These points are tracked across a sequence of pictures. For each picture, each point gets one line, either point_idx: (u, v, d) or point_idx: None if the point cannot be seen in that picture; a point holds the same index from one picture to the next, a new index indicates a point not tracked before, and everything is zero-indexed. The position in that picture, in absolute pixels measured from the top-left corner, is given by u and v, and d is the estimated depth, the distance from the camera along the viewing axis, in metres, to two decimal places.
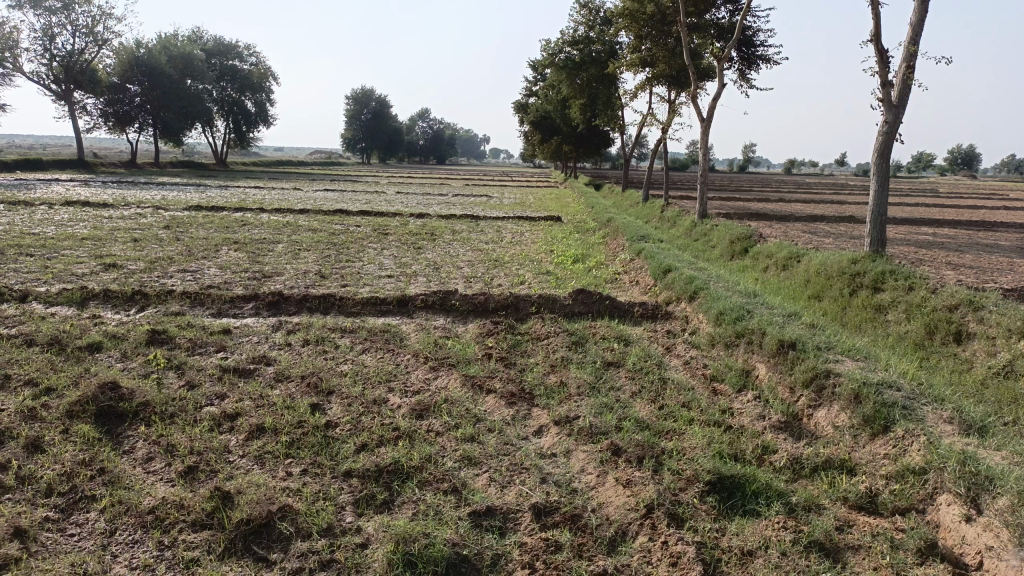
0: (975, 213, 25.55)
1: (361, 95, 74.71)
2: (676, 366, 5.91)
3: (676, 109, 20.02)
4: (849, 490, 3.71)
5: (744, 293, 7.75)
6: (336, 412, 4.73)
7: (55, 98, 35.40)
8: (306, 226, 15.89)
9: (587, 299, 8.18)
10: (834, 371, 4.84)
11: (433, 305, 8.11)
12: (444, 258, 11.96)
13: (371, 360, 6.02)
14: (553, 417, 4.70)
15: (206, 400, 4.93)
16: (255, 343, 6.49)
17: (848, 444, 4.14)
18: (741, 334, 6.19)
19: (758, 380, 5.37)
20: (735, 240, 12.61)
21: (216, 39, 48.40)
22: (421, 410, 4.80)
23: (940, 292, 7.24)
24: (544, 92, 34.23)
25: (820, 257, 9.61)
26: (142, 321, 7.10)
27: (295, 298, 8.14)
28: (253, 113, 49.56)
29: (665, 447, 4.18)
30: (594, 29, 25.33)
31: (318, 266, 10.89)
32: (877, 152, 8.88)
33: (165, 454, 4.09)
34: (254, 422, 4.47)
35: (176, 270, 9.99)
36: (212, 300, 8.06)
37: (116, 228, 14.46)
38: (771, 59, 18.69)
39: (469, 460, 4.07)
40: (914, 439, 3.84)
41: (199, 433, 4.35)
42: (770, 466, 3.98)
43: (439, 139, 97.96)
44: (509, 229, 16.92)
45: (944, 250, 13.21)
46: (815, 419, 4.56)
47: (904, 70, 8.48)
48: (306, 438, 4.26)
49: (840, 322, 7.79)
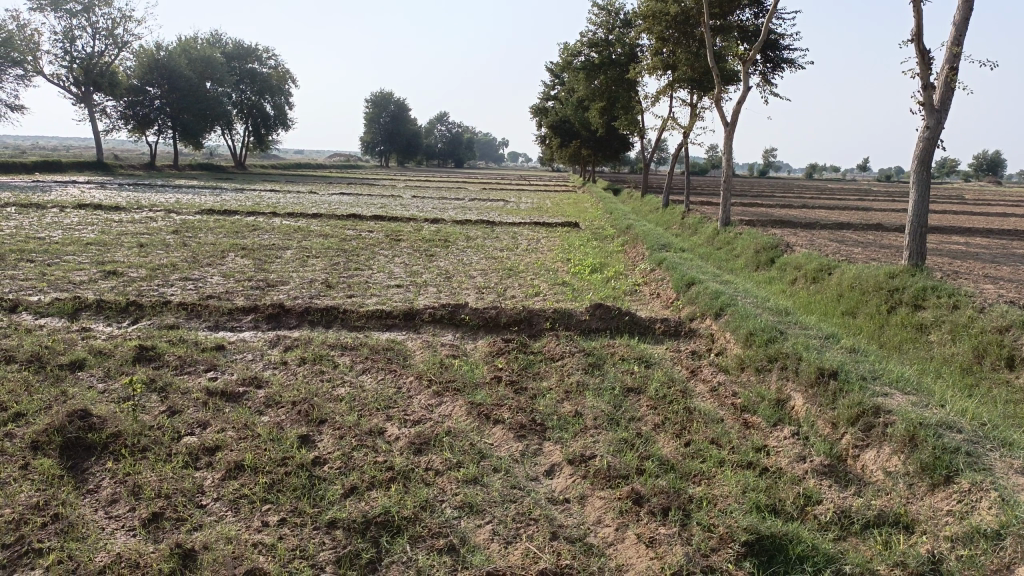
0: (1006, 221, 24.80)
1: (380, 98, 74.85)
2: (702, 393, 5.41)
3: (698, 113, 19.49)
4: (907, 553, 3.18)
5: (774, 311, 7.23)
6: (327, 446, 4.27)
7: (76, 101, 35.44)
8: (317, 231, 15.51)
9: (604, 314, 7.67)
10: (883, 407, 4.31)
11: (441, 319, 7.64)
12: (456, 267, 11.52)
13: (371, 383, 5.56)
14: (567, 454, 4.22)
15: (186, 429, 4.50)
16: (249, 361, 6.05)
17: (902, 495, 3.62)
18: (773, 358, 5.68)
19: (795, 411, 4.85)
20: (761, 250, 12.06)
21: (236, 42, 48.26)
22: (420, 444, 4.34)
23: (988, 312, 6.70)
24: (565, 95, 33.78)
25: (854, 270, 9.06)
26: (133, 335, 6.71)
27: (296, 310, 7.70)
28: (272, 116, 49.42)
29: (693, 495, 3.69)
30: (614, 32, 24.88)
31: (325, 274, 10.47)
32: (917, 159, 8.33)
33: (130, 495, 3.66)
34: (233, 458, 4.03)
35: (178, 278, 9.62)
36: (209, 312, 7.65)
37: (123, 232, 14.16)
38: (796, 63, 18.10)
39: (471, 508, 3.59)
40: (984, 495, 3.32)
41: (171, 471, 3.91)
42: (814, 521, 3.48)
43: (458, 142, 97.74)
44: (525, 235, 16.48)
45: (981, 262, 12.59)
46: (862, 461, 4.04)
47: (947, 72, 7.91)
48: (289, 479, 3.80)
49: (878, 341, 7.26)
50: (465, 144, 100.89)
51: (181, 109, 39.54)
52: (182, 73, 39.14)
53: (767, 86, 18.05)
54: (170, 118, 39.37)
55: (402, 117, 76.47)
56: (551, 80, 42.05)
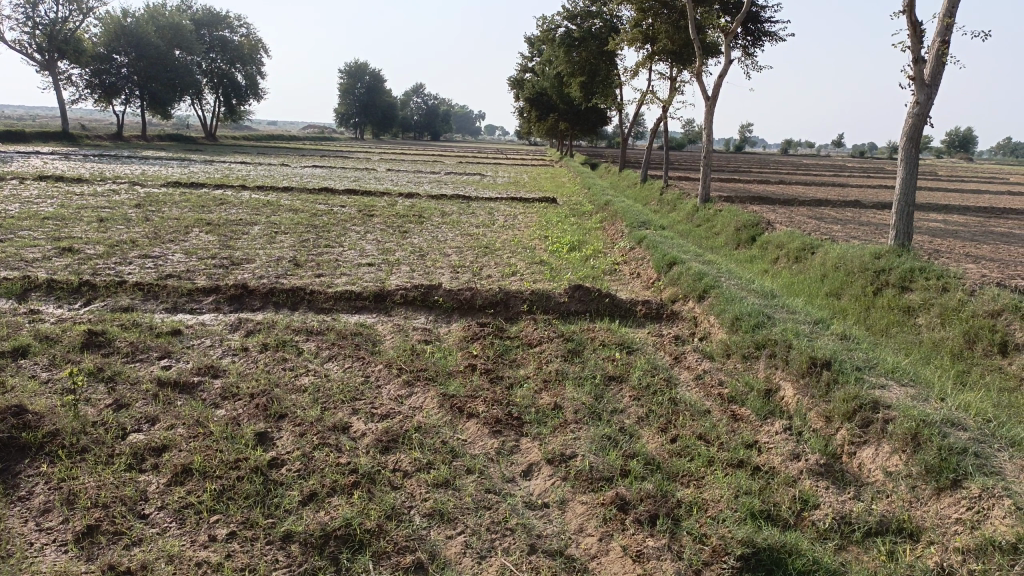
0: (980, 197, 24.92)
1: (354, 69, 73.42)
2: (687, 383, 5.14)
3: (678, 87, 19.15)
4: (914, 567, 2.94)
5: (760, 293, 6.99)
6: (285, 445, 3.94)
7: (40, 68, 34.15)
8: (286, 206, 15.02)
9: (584, 296, 7.37)
10: (882, 402, 4.06)
11: (414, 301, 7.29)
12: (431, 244, 11.16)
13: (337, 372, 5.21)
14: (545, 453, 3.93)
15: (132, 425, 4.14)
16: (207, 347, 5.67)
17: (905, 499, 3.38)
18: (761, 345, 5.42)
19: (786, 402, 4.59)
20: (742, 227, 11.82)
21: (206, 9, 46.79)
22: (387, 441, 4.02)
23: (979, 295, 6.48)
24: (542, 68, 33.23)
25: (838, 249, 8.84)
26: (83, 319, 6.28)
27: (260, 291, 7.31)
28: (243, 86, 48.22)
29: (682, 500, 3.43)
30: (596, 3, 24.35)
31: (293, 251, 10.05)
32: (906, 136, 8.07)
33: (65, 504, 3.31)
34: (182, 460, 3.69)
35: (137, 256, 9.15)
36: (168, 293, 7.23)
37: (83, 206, 13.55)
38: (778, 36, 17.79)
39: (441, 516, 3.29)
40: (996, 502, 3.07)
41: (112, 475, 3.56)
42: (813, 529, 3.23)
43: (434, 114, 96.51)
44: (501, 211, 16.11)
45: (960, 240, 12.46)
46: (859, 459, 3.79)
47: (939, 45, 7.64)
48: (242, 485, 3.47)
49: (864, 323, 7.04)
50: (441, 116, 99.70)
51: (150, 77, 38.34)
52: (150, 40, 37.82)
53: (748, 60, 17.73)
54: (138, 87, 38.17)
55: (377, 88, 75.25)
56: (529, 51, 41.38)
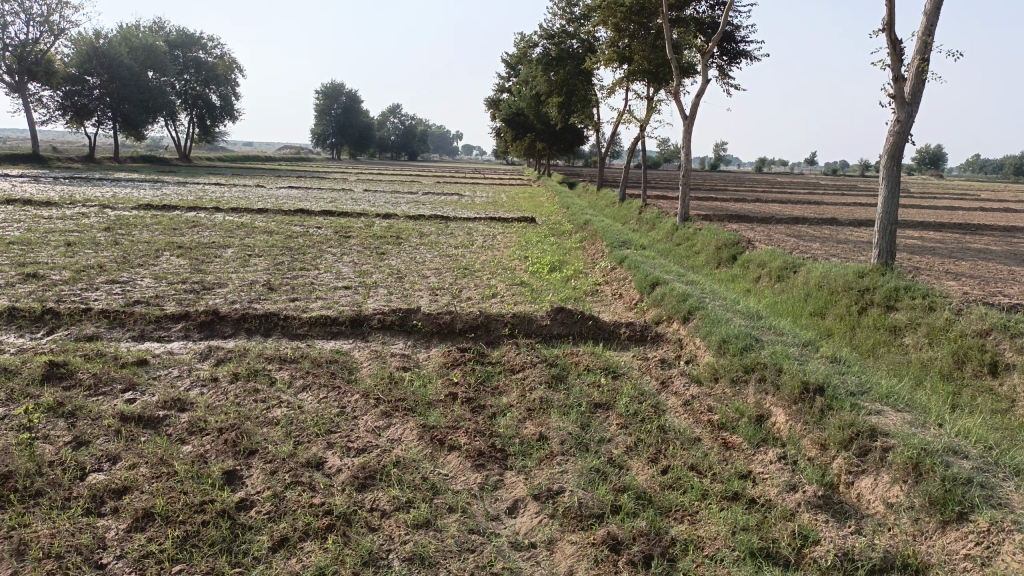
0: (954, 214, 25.21)
1: (331, 89, 73.29)
2: (675, 409, 4.97)
3: (654, 106, 19.20)
4: None
5: (745, 314, 6.87)
6: (255, 484, 3.71)
7: (10, 90, 33.61)
8: (261, 227, 14.78)
9: (566, 319, 7.19)
10: (879, 430, 3.92)
11: (391, 325, 7.08)
12: (408, 266, 10.95)
13: (311, 403, 4.98)
14: (532, 488, 3.73)
15: (92, 465, 3.89)
16: (175, 378, 5.42)
17: (908, 533, 3.23)
18: (750, 368, 5.28)
19: (778, 429, 4.45)
20: (722, 246, 11.76)
21: (180, 29, 46.46)
22: (364, 478, 3.81)
23: (965, 314, 6.40)
24: (519, 89, 33.29)
25: (820, 268, 8.77)
26: (45, 348, 6.00)
27: (232, 317, 7.06)
28: (218, 107, 47.88)
29: (677, 538, 3.27)
30: (573, 23, 24.44)
31: (267, 275, 9.81)
32: (888, 154, 8.03)
33: (14, 555, 3.05)
34: (145, 503, 3.45)
35: (105, 282, 8.85)
36: (135, 320, 6.96)
37: (51, 229, 13.21)
38: (753, 55, 17.90)
39: (421, 561, 3.09)
40: (1008, 537, 2.93)
41: (68, 521, 3.32)
42: (814, 567, 3.06)
43: (411, 134, 96.58)
44: (480, 231, 15.96)
45: (939, 257, 12.51)
46: (858, 490, 3.64)
47: (918, 63, 7.63)
48: (208, 532, 3.24)
49: (851, 343, 6.93)
50: (419, 137, 99.75)
51: (123, 99, 37.90)
52: (123, 61, 37.48)
53: (724, 79, 17.81)
54: (110, 109, 37.68)
55: (354, 109, 75.11)
56: (505, 72, 41.47)
